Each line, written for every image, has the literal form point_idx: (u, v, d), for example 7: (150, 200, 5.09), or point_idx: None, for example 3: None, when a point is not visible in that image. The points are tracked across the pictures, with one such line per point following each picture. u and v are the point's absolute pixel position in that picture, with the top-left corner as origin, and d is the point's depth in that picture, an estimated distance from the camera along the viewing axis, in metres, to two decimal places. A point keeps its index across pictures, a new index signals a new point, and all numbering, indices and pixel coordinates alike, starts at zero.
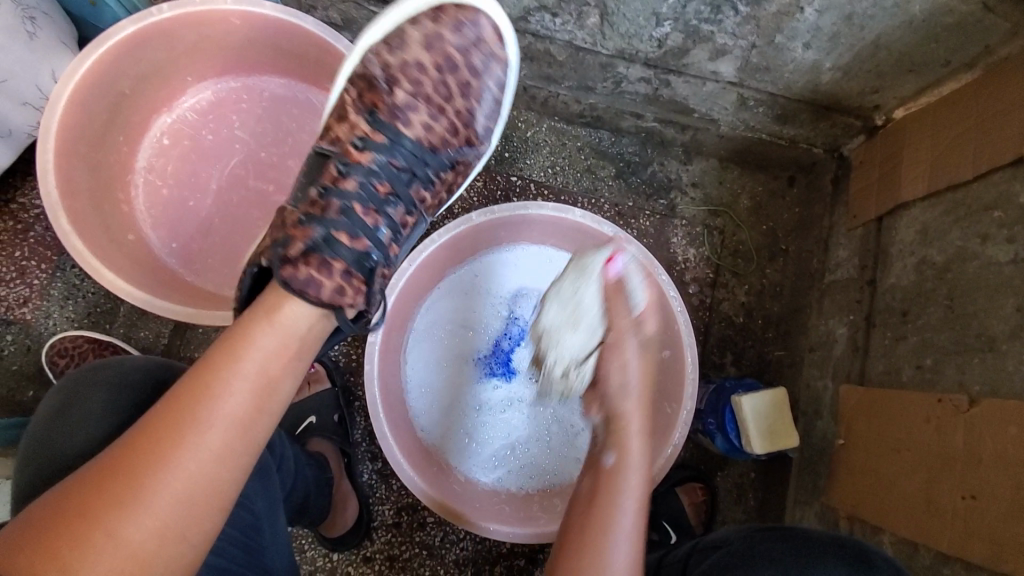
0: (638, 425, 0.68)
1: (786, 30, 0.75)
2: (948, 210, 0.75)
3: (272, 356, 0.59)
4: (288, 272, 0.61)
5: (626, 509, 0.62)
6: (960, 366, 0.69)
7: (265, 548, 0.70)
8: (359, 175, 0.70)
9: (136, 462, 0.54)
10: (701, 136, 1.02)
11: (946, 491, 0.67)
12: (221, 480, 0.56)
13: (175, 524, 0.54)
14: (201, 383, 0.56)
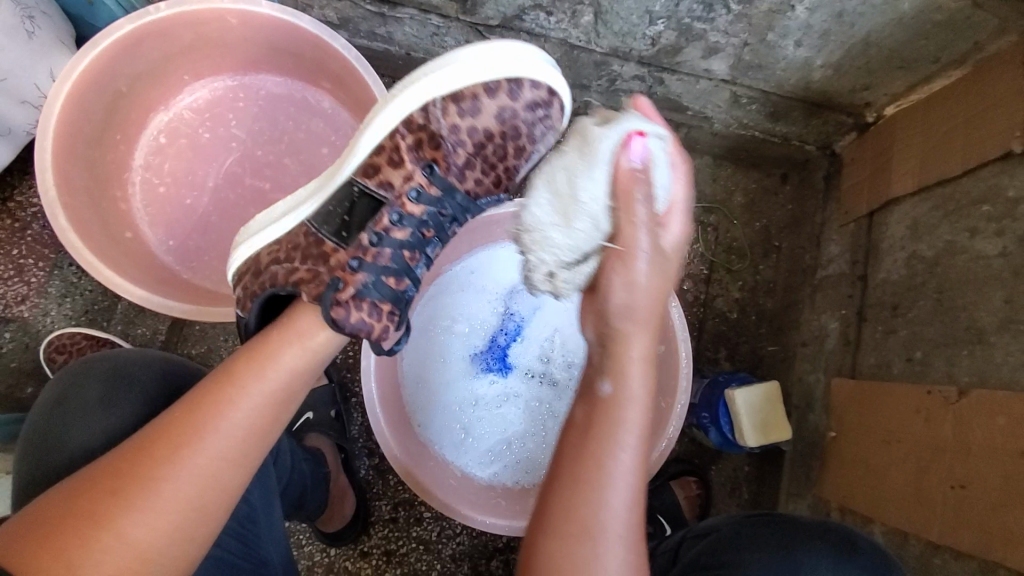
0: (641, 348, 0.61)
1: (778, 27, 0.76)
2: (938, 205, 0.76)
3: (290, 369, 0.61)
4: (340, 309, 0.62)
5: (626, 450, 0.57)
6: (949, 358, 0.70)
7: (262, 539, 0.71)
8: (409, 227, 0.67)
9: (146, 464, 0.55)
10: (695, 133, 1.02)
11: (935, 481, 0.68)
12: (228, 484, 0.58)
13: (179, 526, 0.55)
14: (218, 391, 0.58)
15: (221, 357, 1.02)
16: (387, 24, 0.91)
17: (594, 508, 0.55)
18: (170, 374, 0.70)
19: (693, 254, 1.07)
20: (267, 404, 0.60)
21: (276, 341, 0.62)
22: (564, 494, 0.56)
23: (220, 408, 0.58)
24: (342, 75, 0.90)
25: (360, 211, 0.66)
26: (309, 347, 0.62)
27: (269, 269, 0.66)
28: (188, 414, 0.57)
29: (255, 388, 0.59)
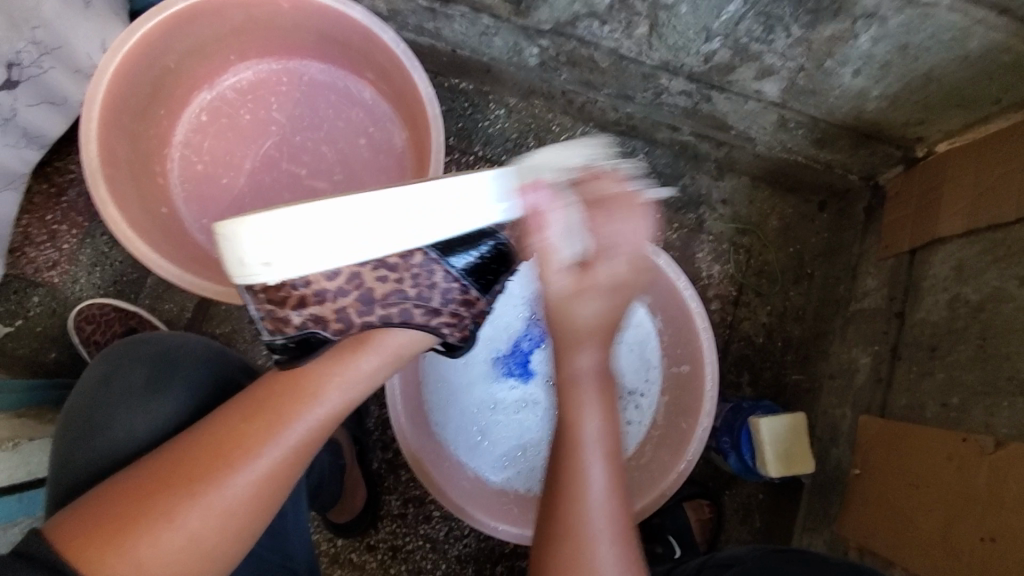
0: (589, 364, 0.67)
1: (837, 55, 0.74)
2: (986, 249, 0.74)
3: (350, 380, 0.63)
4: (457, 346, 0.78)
5: (592, 445, 0.65)
6: (988, 408, 0.69)
7: (286, 526, 0.72)
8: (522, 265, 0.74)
9: (204, 467, 0.57)
10: (736, 153, 1.01)
11: (963, 530, 0.67)
12: (283, 486, 0.60)
13: (236, 526, 0.58)
14: (282, 400, 0.61)
15: (244, 339, 1.02)
16: (436, 19, 0.91)
17: (575, 503, 0.63)
18: (212, 362, 0.72)
19: (723, 275, 1.06)
20: (326, 417, 0.62)
21: (336, 356, 0.63)
22: (555, 491, 0.65)
23: (280, 417, 0.60)
24: (389, 69, 0.90)
25: (501, 262, 0.67)
26: (372, 365, 0.64)
27: (397, 304, 0.63)
28: (248, 422, 0.59)
29: (310, 399, 0.61)
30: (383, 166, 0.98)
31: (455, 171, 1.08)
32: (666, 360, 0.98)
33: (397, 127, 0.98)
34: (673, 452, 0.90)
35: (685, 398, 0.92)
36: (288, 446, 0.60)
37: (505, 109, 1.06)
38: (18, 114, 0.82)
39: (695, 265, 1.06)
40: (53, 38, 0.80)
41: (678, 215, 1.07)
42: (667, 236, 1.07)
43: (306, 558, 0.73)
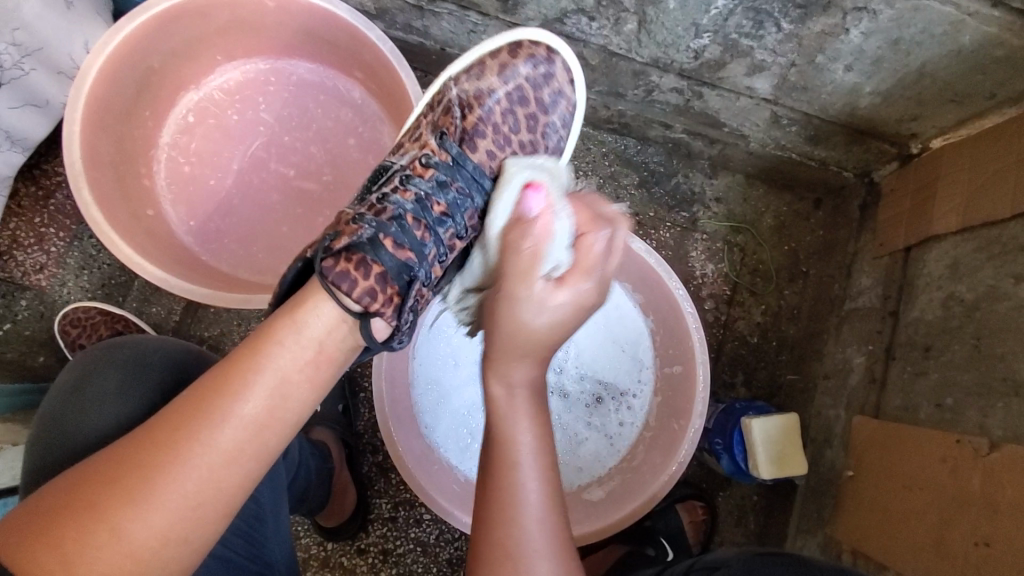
0: (527, 378, 0.60)
1: (828, 50, 0.73)
2: (981, 247, 0.72)
3: (295, 359, 0.60)
4: (384, 331, 0.65)
5: (530, 494, 0.56)
6: (982, 409, 0.67)
7: (263, 536, 0.69)
8: (421, 189, 0.73)
9: (145, 460, 0.55)
10: (729, 151, 1.00)
11: (957, 534, 0.65)
12: (237, 490, 0.58)
13: (186, 531, 0.55)
14: (224, 385, 0.57)
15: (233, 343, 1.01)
16: (424, 17, 0.90)
17: (511, 527, 0.55)
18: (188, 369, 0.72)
19: (716, 274, 1.05)
20: (271, 404, 0.59)
21: (284, 334, 0.60)
22: (491, 544, 0.55)
23: (233, 412, 0.57)
24: (377, 68, 0.89)
25: (374, 176, 0.76)
26: (317, 340, 0.61)
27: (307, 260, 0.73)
28: (199, 415, 0.56)
29: (252, 384, 0.58)
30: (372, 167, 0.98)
31: None
32: (658, 361, 0.97)
33: (386, 126, 0.97)
34: (665, 454, 0.88)
35: (678, 399, 0.91)
36: (230, 435, 0.57)
37: None
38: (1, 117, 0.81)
39: (688, 264, 1.05)
40: (34, 39, 0.79)
41: (671, 213, 1.06)
42: (660, 235, 1.06)
43: (289, 567, 0.72)
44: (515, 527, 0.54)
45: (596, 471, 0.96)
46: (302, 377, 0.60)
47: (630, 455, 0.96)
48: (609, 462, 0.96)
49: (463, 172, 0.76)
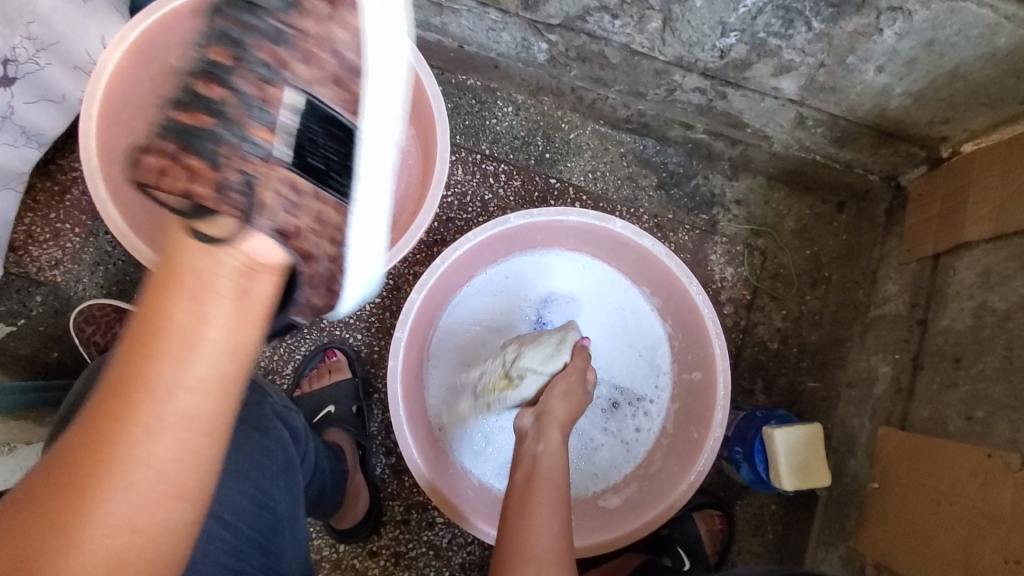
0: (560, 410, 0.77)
1: (860, 51, 0.71)
2: (1014, 255, 0.70)
3: (222, 295, 0.51)
4: (229, 228, 0.54)
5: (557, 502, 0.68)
6: (1014, 423, 0.65)
7: (279, 547, 0.63)
8: (201, 49, 0.59)
9: (84, 455, 0.46)
10: (751, 152, 0.98)
11: (988, 552, 0.63)
12: (201, 463, 0.49)
13: (149, 528, 0.47)
14: (147, 344, 0.49)
15: None
16: (442, 14, 0.89)
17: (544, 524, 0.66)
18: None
19: (736, 278, 1.03)
20: (211, 352, 0.50)
21: (200, 270, 0.51)
22: (521, 540, 0.65)
23: (163, 372, 0.48)
24: None
25: None
26: (233, 271, 0.52)
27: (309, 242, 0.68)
28: (129, 394, 0.48)
29: (180, 336, 0.49)
30: None
31: (462, 169, 1.04)
32: (676, 366, 0.95)
33: None
34: (684, 462, 0.87)
35: (698, 406, 0.89)
36: (167, 396, 0.48)
37: (513, 106, 1.04)
38: (16, 111, 0.82)
39: (708, 267, 1.04)
40: (50, 34, 0.78)
41: (690, 215, 1.04)
42: (678, 238, 1.04)
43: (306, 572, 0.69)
44: (547, 525, 0.66)
45: (612, 477, 0.95)
46: (234, 312, 0.52)
47: (646, 462, 0.95)
48: (625, 468, 0.95)
49: (232, 4, 0.59)
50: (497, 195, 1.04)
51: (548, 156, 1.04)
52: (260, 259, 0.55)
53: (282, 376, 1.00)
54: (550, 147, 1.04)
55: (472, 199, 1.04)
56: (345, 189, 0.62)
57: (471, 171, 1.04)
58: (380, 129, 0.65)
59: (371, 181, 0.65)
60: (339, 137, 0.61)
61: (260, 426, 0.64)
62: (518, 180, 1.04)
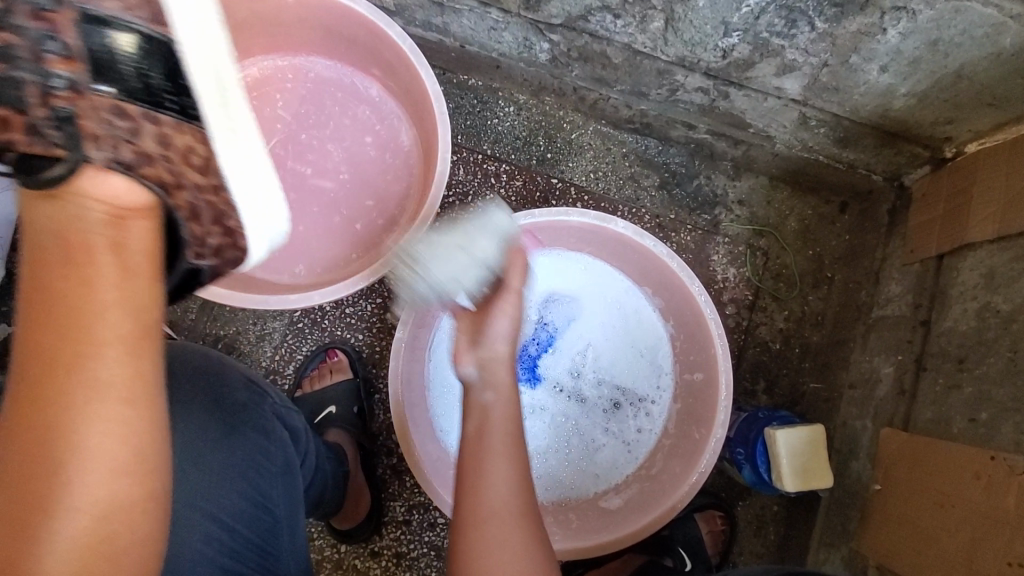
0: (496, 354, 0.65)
1: (863, 50, 0.70)
2: (1018, 256, 0.69)
3: (99, 248, 0.49)
4: (91, 179, 0.50)
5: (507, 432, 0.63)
6: (1019, 425, 0.64)
7: (277, 550, 0.62)
8: None
9: (21, 455, 0.44)
10: (753, 152, 0.98)
11: (992, 555, 0.63)
12: (130, 431, 0.47)
13: (95, 509, 0.45)
14: (47, 328, 0.47)
15: (248, 341, 0.99)
16: (444, 14, 0.88)
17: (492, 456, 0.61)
18: (211, 368, 0.64)
19: (738, 279, 1.03)
20: (106, 310, 0.48)
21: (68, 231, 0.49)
22: (471, 479, 0.61)
23: (67, 347, 0.46)
24: (395, 64, 0.89)
25: None
26: (102, 221, 0.50)
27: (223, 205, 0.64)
28: (42, 380, 0.46)
29: (69, 305, 0.47)
30: (390, 165, 0.97)
31: (463, 169, 1.04)
32: (678, 366, 0.95)
33: (404, 125, 0.98)
34: (686, 463, 0.87)
35: (699, 407, 0.89)
36: (76, 366, 0.46)
37: (514, 106, 1.04)
38: None
39: (710, 267, 1.03)
40: None
41: (692, 216, 1.04)
42: (680, 238, 1.04)
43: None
44: (494, 457, 0.61)
45: (613, 478, 0.95)
46: (114, 260, 0.50)
47: (648, 463, 0.94)
48: (627, 469, 0.95)
49: None
50: (498, 195, 1.04)
51: (549, 156, 1.04)
52: (126, 203, 0.51)
53: (283, 376, 1.00)
54: (552, 147, 1.03)
55: (473, 199, 1.03)
56: (188, 109, 0.56)
57: (473, 171, 1.04)
58: (207, 40, 0.57)
59: (221, 99, 0.58)
60: (158, 53, 0.53)
61: (260, 428, 0.64)
62: (519, 180, 1.04)
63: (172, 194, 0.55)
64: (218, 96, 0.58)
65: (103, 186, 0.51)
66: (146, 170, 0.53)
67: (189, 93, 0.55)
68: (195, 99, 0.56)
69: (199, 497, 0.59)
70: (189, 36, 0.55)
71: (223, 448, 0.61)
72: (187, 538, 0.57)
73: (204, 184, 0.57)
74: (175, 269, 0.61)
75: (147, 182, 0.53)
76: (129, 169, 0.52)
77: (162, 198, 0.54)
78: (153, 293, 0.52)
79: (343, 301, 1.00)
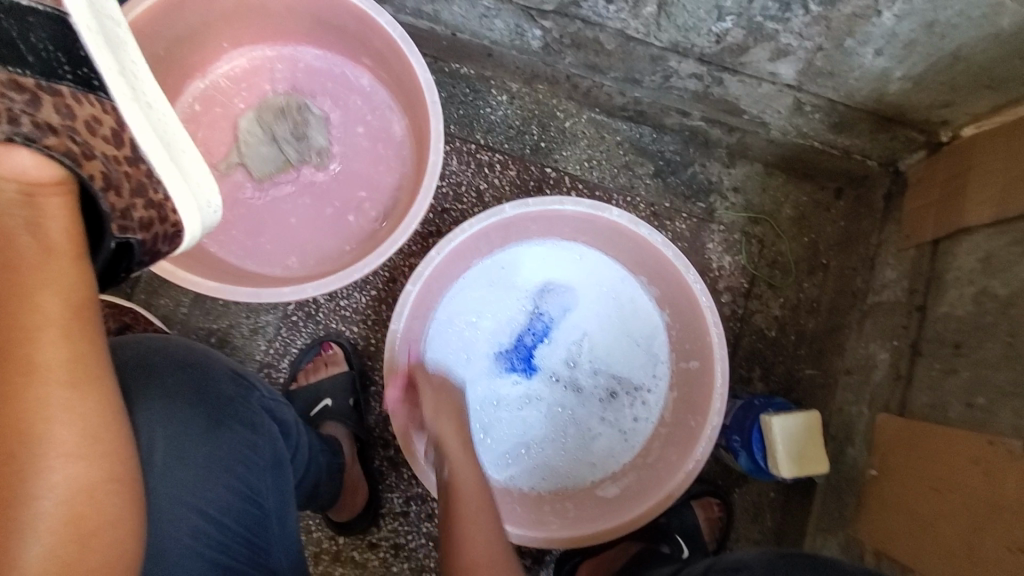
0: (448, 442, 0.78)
1: (858, 33, 0.70)
2: (1016, 240, 0.69)
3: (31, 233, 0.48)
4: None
5: (468, 493, 0.73)
6: (1017, 409, 0.64)
7: (267, 543, 0.62)
8: None
9: None
10: (748, 139, 0.97)
11: (990, 539, 0.63)
12: (80, 411, 0.45)
13: (55, 493, 0.42)
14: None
15: (241, 335, 0.99)
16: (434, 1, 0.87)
17: (461, 516, 0.70)
18: (194, 361, 0.64)
19: (733, 266, 1.02)
20: (43, 294, 0.47)
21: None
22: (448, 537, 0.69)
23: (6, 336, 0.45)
24: (385, 53, 0.88)
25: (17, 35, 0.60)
26: (22, 202, 0.48)
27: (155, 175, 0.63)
28: None
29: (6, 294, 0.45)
30: (382, 156, 0.96)
31: (457, 160, 1.03)
32: (674, 355, 0.95)
33: (395, 116, 0.97)
34: (682, 450, 0.87)
35: (695, 395, 0.89)
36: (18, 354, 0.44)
37: (507, 95, 1.03)
38: None
39: (705, 256, 1.03)
40: None
41: (687, 203, 1.03)
42: (676, 226, 1.03)
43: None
44: (463, 519, 0.70)
45: (610, 467, 0.95)
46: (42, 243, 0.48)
47: (644, 451, 0.94)
48: (623, 458, 0.95)
49: None
50: (492, 184, 1.03)
51: (543, 146, 1.03)
52: (34, 178, 0.48)
53: (278, 370, 0.99)
54: (545, 136, 1.02)
55: (467, 189, 1.03)
56: (91, 80, 0.57)
57: (466, 161, 1.03)
58: (101, 22, 0.61)
59: (122, 75, 0.61)
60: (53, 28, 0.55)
61: (247, 421, 0.63)
62: (513, 170, 1.03)
63: (83, 163, 0.53)
64: (118, 71, 0.61)
65: (13, 161, 0.48)
66: (49, 141, 0.51)
67: (89, 65, 0.57)
68: (96, 70, 0.58)
69: (185, 492, 0.58)
70: (82, 12, 0.58)
71: (210, 442, 0.60)
72: (175, 533, 0.57)
73: (119, 156, 0.57)
74: (102, 248, 0.56)
75: (56, 156, 0.50)
76: (34, 143, 0.50)
77: (75, 170, 0.51)
78: (83, 280, 0.50)
79: (337, 293, 0.99)
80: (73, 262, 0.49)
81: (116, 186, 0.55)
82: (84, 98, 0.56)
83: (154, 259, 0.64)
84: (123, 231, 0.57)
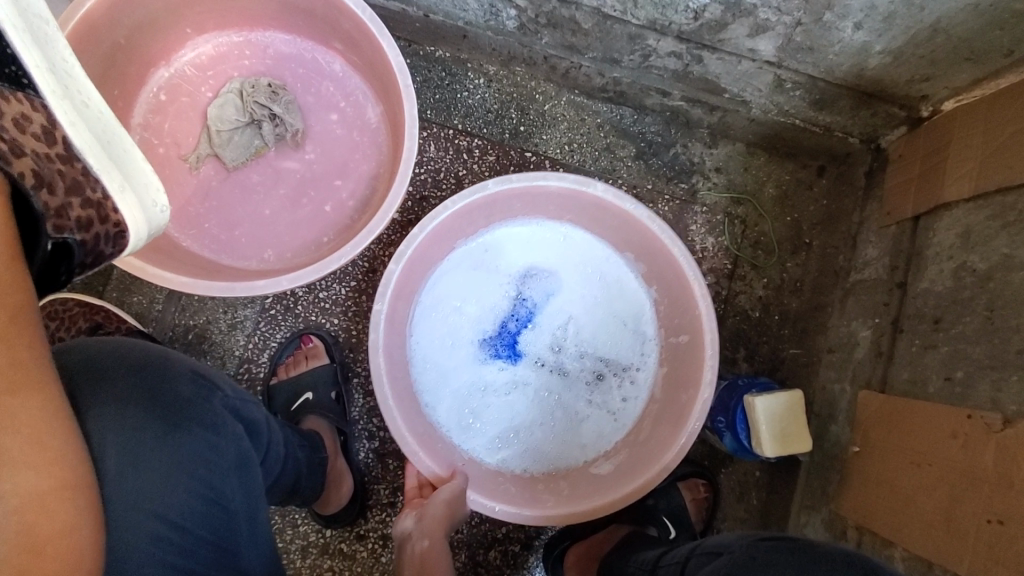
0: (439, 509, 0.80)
1: (837, 7, 0.68)
2: (995, 215, 0.69)
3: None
4: None
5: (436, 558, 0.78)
6: (995, 382, 0.64)
7: (236, 544, 0.61)
8: None
9: None
10: (729, 118, 0.96)
11: (969, 512, 0.63)
12: (26, 421, 0.44)
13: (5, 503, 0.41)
14: None
15: (219, 331, 0.97)
16: None
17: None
18: (148, 363, 0.62)
19: (717, 248, 1.02)
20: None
21: None
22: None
23: None
24: (356, 36, 0.85)
25: None
26: None
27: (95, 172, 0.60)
28: None
29: None
30: (356, 143, 0.94)
31: (434, 146, 1.01)
32: (662, 332, 0.95)
33: (369, 102, 0.94)
34: (674, 425, 0.86)
35: (683, 370, 0.89)
36: None
37: (484, 78, 1.00)
38: None
39: (689, 238, 1.02)
40: None
41: (670, 185, 1.02)
42: (659, 209, 1.02)
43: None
44: None
45: (600, 447, 0.95)
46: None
47: (635, 429, 0.94)
48: (614, 437, 0.95)
49: None
50: (471, 169, 1.01)
51: (522, 129, 1.01)
52: None
53: (257, 365, 0.98)
54: (524, 120, 1.00)
55: (446, 175, 1.01)
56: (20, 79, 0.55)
57: (445, 147, 1.01)
58: (28, 17, 0.57)
59: (53, 72, 0.58)
60: None
61: (208, 423, 0.62)
62: (491, 155, 1.01)
63: (11, 161, 0.50)
64: (48, 68, 0.58)
65: None
66: None
67: (17, 63, 0.55)
68: (24, 69, 0.55)
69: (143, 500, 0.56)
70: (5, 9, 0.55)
71: (167, 446, 0.59)
72: (135, 541, 0.55)
73: (49, 153, 0.55)
74: (38, 250, 0.52)
75: None
76: None
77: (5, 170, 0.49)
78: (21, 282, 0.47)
79: (316, 285, 0.97)
80: (11, 266, 0.47)
81: (48, 183, 0.53)
82: (9, 95, 0.53)
83: (97, 260, 0.60)
84: (59, 230, 0.54)
